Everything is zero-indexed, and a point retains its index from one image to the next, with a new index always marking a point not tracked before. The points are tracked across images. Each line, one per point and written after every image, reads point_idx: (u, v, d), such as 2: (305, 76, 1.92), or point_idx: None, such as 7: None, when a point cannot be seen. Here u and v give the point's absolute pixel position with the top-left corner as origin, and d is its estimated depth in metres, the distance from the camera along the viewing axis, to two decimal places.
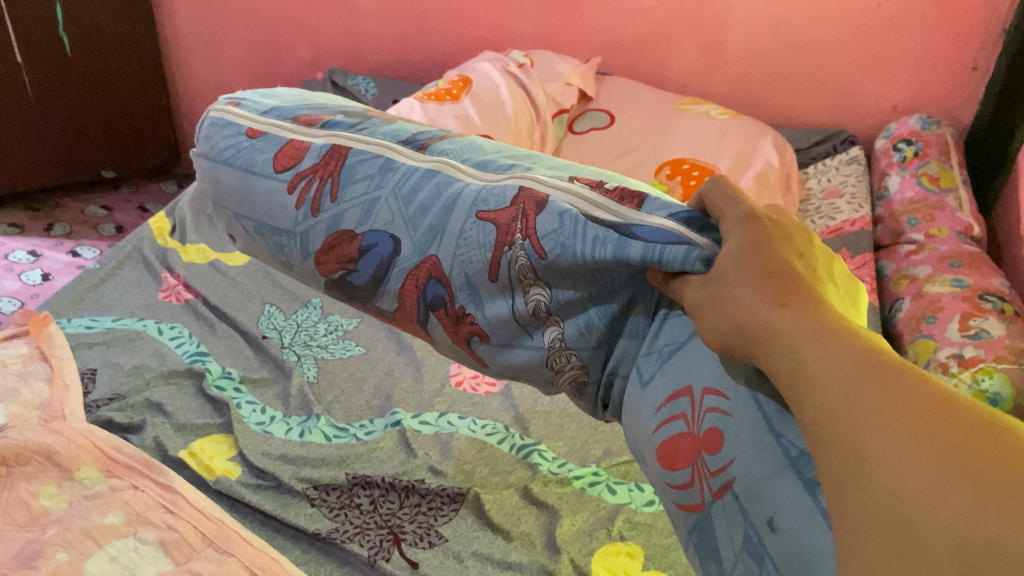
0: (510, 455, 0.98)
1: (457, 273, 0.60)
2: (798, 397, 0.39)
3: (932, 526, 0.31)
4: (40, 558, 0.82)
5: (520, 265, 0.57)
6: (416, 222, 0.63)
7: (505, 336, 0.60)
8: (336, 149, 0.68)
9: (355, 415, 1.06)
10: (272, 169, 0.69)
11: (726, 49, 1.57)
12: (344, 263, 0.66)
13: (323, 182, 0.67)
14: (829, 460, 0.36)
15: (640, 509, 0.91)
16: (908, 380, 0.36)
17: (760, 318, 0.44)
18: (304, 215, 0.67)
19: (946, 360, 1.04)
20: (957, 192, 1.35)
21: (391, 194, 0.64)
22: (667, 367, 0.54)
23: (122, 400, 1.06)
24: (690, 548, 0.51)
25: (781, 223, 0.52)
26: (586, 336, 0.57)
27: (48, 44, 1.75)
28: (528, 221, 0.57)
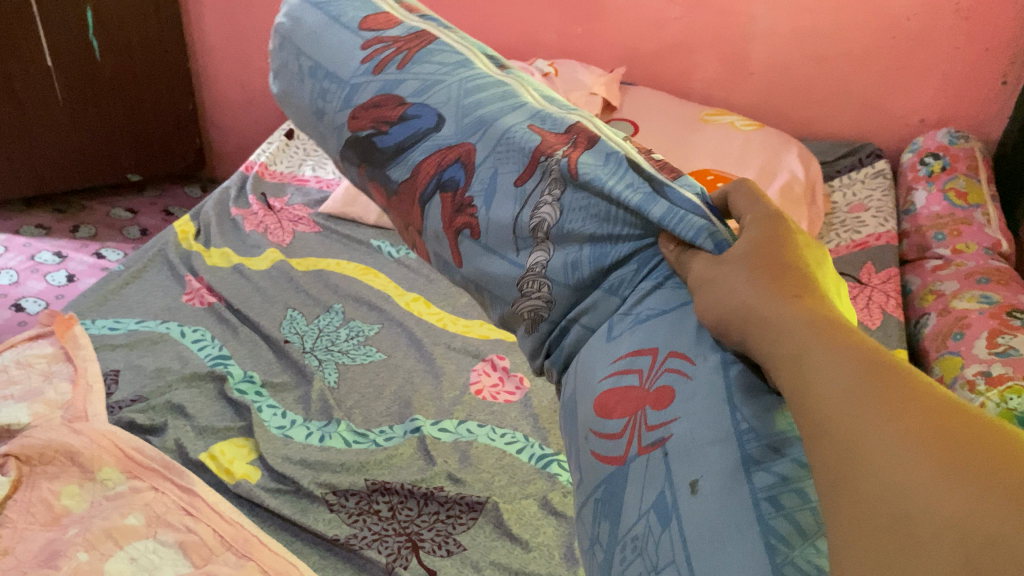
0: (529, 464, 0.98)
1: (487, 166, 0.58)
2: (794, 394, 0.38)
3: (933, 524, 0.29)
4: (60, 557, 0.82)
5: (551, 176, 0.56)
6: (468, 111, 0.60)
7: (494, 241, 0.58)
8: (423, 34, 0.65)
9: (374, 421, 1.06)
10: (357, 26, 0.67)
11: (751, 61, 1.56)
12: (379, 125, 0.63)
13: (397, 54, 0.64)
14: (825, 459, 0.35)
15: None
16: (912, 385, 0.35)
17: (770, 302, 0.43)
18: (363, 72, 0.64)
19: (972, 377, 1.02)
20: (985, 207, 1.33)
21: (458, 84, 0.62)
22: (639, 329, 0.52)
23: (144, 402, 1.07)
24: (588, 500, 0.48)
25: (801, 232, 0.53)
26: (567, 271, 0.56)
27: (78, 47, 1.77)
28: (576, 149, 0.57)
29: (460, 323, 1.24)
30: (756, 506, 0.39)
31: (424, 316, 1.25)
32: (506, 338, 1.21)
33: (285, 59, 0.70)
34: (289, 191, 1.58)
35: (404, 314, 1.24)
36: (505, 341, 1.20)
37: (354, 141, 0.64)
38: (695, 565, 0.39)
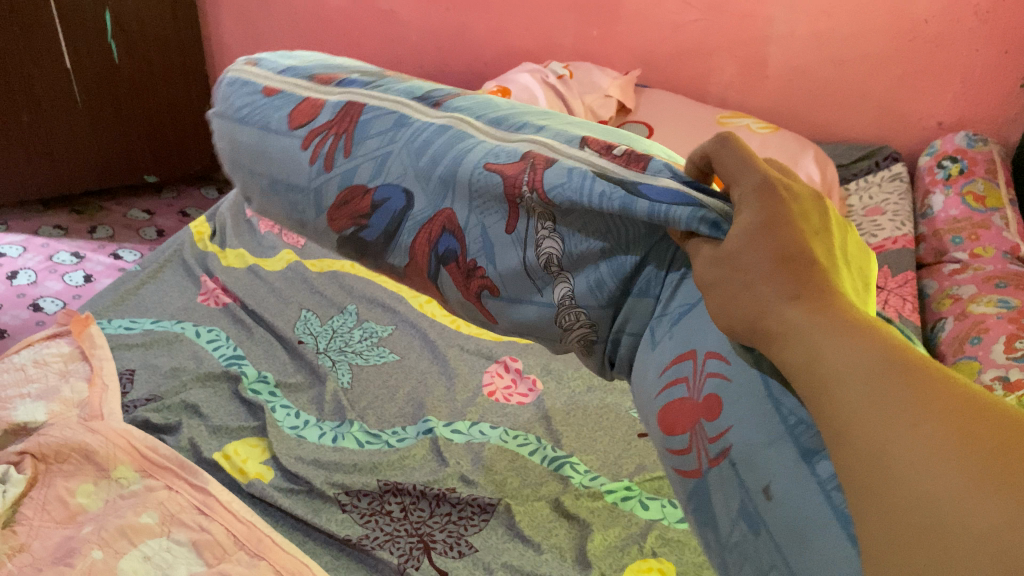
0: (541, 467, 0.98)
1: (474, 225, 0.57)
2: (810, 394, 0.35)
3: (970, 540, 0.26)
4: (76, 555, 0.83)
5: (537, 214, 0.54)
6: (428, 174, 0.59)
7: (514, 291, 0.56)
8: (351, 107, 0.65)
9: (387, 422, 1.06)
10: (288, 126, 0.67)
11: (768, 64, 1.56)
12: (356, 220, 0.62)
13: (335, 140, 0.64)
14: (849, 468, 0.32)
15: (673, 526, 0.90)
16: (938, 380, 0.31)
17: (770, 312, 0.39)
18: (317, 172, 0.64)
19: (990, 382, 1.02)
20: (1004, 211, 1.33)
21: (401, 150, 0.61)
22: (677, 331, 0.51)
23: (159, 401, 1.08)
24: (686, 513, 0.48)
25: (798, 190, 0.45)
26: (595, 293, 0.54)
27: (98, 50, 1.78)
28: (537, 175, 0.54)
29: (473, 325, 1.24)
30: (827, 495, 0.37)
31: (437, 317, 1.25)
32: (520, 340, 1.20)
33: (246, 180, 0.72)
34: None
35: (418, 315, 1.24)
36: (518, 343, 1.20)
37: (343, 240, 0.64)
38: (795, 566, 0.38)
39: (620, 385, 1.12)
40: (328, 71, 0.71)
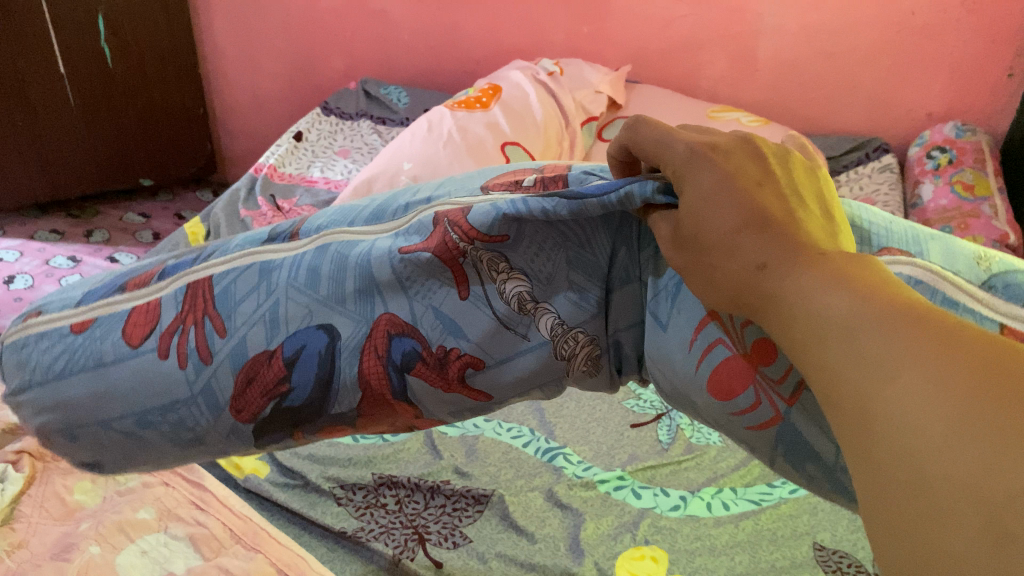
0: (535, 458, 0.99)
1: (422, 309, 0.48)
2: (798, 351, 0.34)
3: (953, 489, 0.25)
4: (74, 550, 0.84)
5: (488, 260, 0.48)
6: (338, 298, 0.49)
7: (500, 352, 0.48)
8: (197, 288, 0.52)
9: None
10: (130, 347, 0.51)
11: (758, 58, 1.57)
12: (274, 391, 0.49)
13: (198, 328, 0.51)
14: (838, 424, 0.30)
15: (665, 514, 0.91)
16: (919, 321, 0.30)
17: (751, 286, 0.37)
18: (196, 371, 0.50)
19: None
20: (992, 200, 1.35)
21: (290, 293, 0.50)
22: (683, 299, 0.45)
23: None
24: (777, 466, 0.43)
25: (727, 145, 0.42)
26: (582, 305, 0.48)
27: (93, 54, 1.79)
28: (461, 226, 0.48)
29: None
30: None
31: None
32: None
33: (92, 443, 0.53)
34: (297, 192, 1.53)
35: None
36: None
37: (265, 425, 0.50)
38: None
39: None
40: (134, 273, 0.56)
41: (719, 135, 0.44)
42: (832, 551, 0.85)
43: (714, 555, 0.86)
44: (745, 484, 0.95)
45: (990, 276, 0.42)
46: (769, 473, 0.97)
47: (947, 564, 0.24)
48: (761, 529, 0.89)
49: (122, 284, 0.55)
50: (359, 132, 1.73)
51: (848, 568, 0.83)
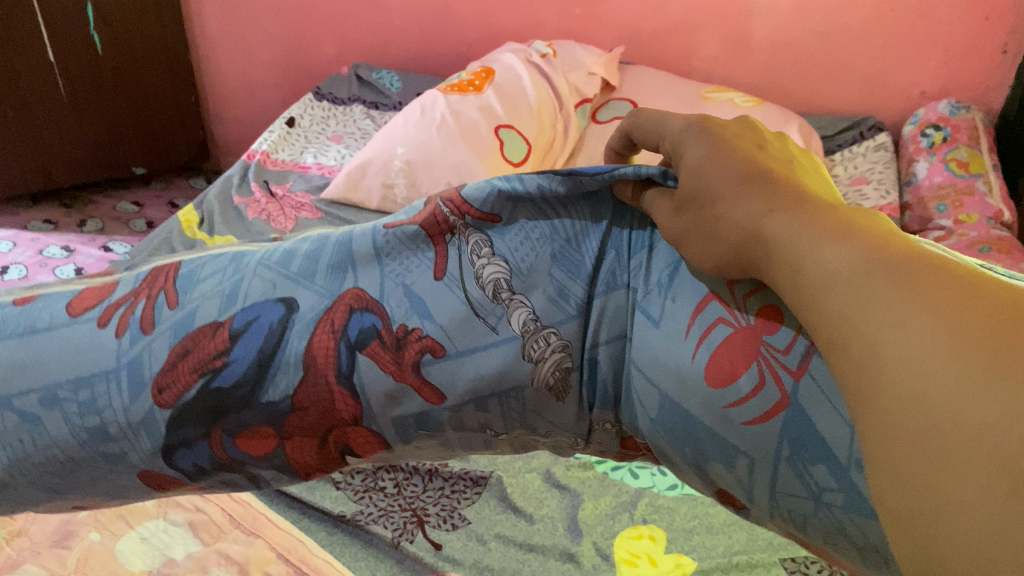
0: None
1: (391, 290, 0.51)
2: (801, 299, 0.37)
3: (966, 430, 0.29)
4: (73, 538, 0.85)
5: (474, 242, 0.52)
6: (308, 274, 0.52)
7: (464, 342, 0.50)
8: (158, 270, 0.54)
9: None
10: (68, 315, 0.52)
11: (751, 38, 1.56)
12: (207, 365, 0.50)
13: (148, 300, 0.52)
14: (848, 370, 0.34)
15: (663, 494, 0.91)
16: (923, 273, 0.33)
17: (750, 230, 0.41)
18: (131, 341, 0.51)
19: None
20: (986, 176, 1.36)
21: (257, 272, 0.52)
22: (677, 288, 0.47)
23: None
24: (780, 476, 0.42)
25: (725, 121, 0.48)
26: (562, 303, 0.50)
27: (82, 42, 1.77)
28: (459, 204, 0.52)
29: None
30: None
31: None
32: None
33: None
34: (291, 178, 1.53)
35: None
36: None
37: (185, 410, 0.50)
38: None
39: None
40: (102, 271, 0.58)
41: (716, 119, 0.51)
42: None
43: (712, 533, 0.86)
44: None
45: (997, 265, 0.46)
46: None
47: (961, 501, 0.28)
48: None
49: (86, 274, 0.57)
50: (352, 117, 1.72)
51: None
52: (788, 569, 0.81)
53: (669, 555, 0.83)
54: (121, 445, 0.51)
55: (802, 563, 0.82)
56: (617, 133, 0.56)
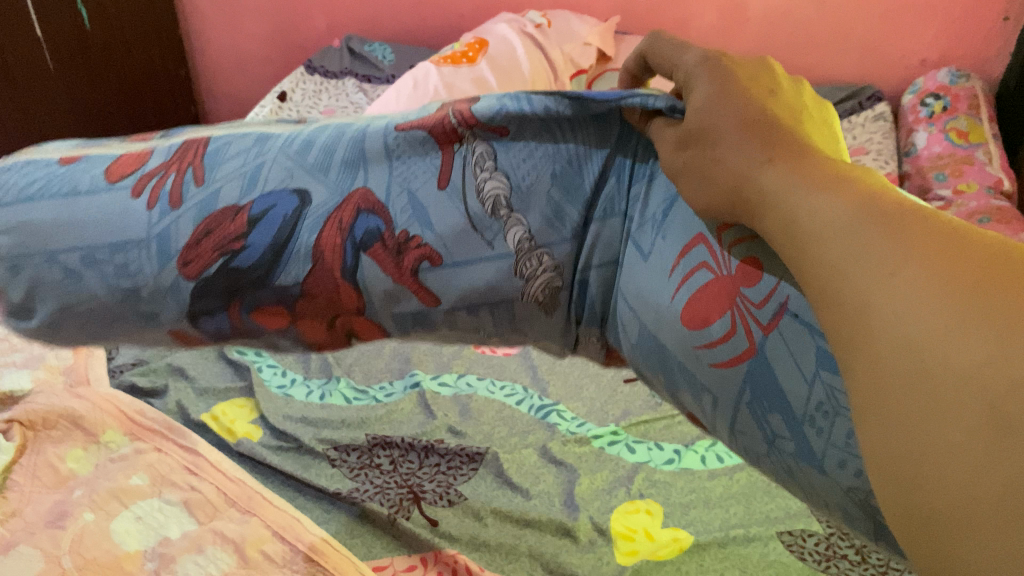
0: (528, 415, 0.99)
1: (398, 193, 0.51)
2: (793, 251, 0.35)
3: (957, 379, 0.26)
4: (67, 518, 0.84)
5: (476, 156, 0.50)
6: (325, 165, 0.51)
7: (462, 253, 0.50)
8: (191, 143, 0.54)
9: (375, 377, 1.06)
10: (105, 181, 0.52)
11: (749, 7, 1.53)
12: (227, 246, 0.50)
13: (179, 175, 0.52)
14: (836, 325, 0.31)
15: (660, 468, 0.91)
16: (914, 219, 0.31)
17: (747, 180, 0.38)
18: (160, 214, 0.51)
19: None
20: (986, 146, 1.34)
21: (279, 158, 0.52)
22: (668, 227, 0.47)
23: (146, 365, 1.08)
24: (740, 415, 0.42)
25: (739, 58, 0.46)
26: (557, 226, 0.50)
27: (68, 13, 1.71)
28: (466, 111, 0.51)
29: None
30: None
31: None
32: None
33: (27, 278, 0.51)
34: None
35: None
36: None
37: (207, 285, 0.50)
38: None
39: None
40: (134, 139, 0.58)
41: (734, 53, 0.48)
42: None
43: (709, 507, 0.86)
44: None
45: None
46: None
47: (954, 457, 0.26)
48: (755, 481, 0.89)
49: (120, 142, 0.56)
50: (343, 91, 1.69)
51: None
52: (785, 543, 0.81)
53: (665, 530, 0.83)
54: (151, 306, 0.51)
55: (799, 536, 0.82)
56: (634, 55, 0.53)
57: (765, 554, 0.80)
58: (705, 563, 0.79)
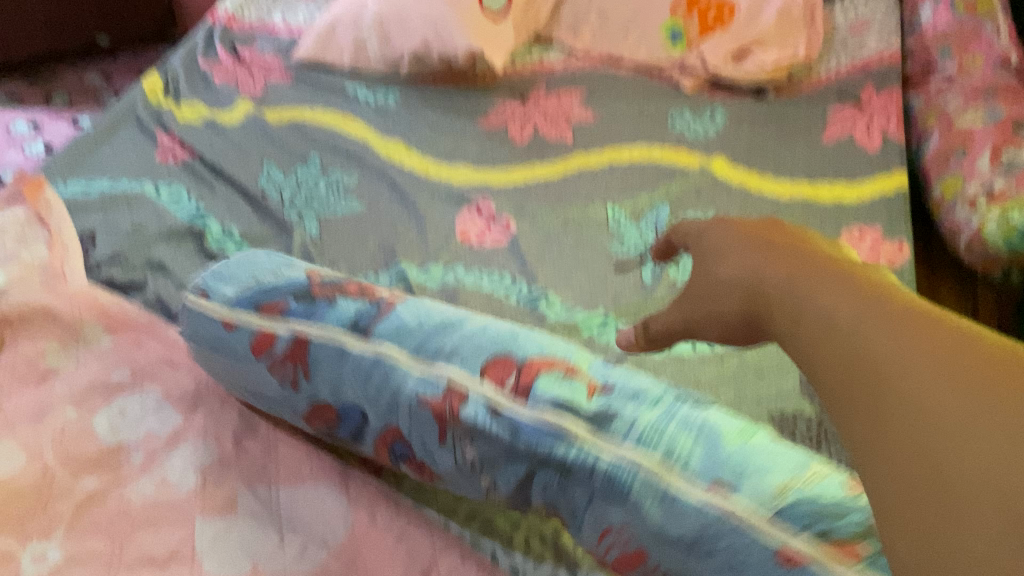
0: (517, 307, 0.96)
1: (415, 434, 0.68)
2: (844, 366, 0.44)
3: (968, 477, 0.36)
4: (49, 414, 0.83)
5: (465, 455, 0.65)
6: (376, 400, 0.70)
7: (451, 476, 0.69)
8: (298, 339, 0.73)
9: (359, 269, 1.02)
10: (254, 355, 0.75)
11: None
12: (327, 417, 0.74)
13: (296, 370, 0.73)
14: (873, 417, 0.41)
15: (650, 355, 0.90)
16: (955, 339, 0.41)
17: (817, 302, 0.50)
18: (293, 394, 0.74)
19: (974, 194, 1.05)
20: (994, 18, 1.27)
21: (350, 386, 0.71)
22: (597, 505, 0.60)
23: (125, 258, 1.02)
24: None
25: (822, 257, 0.57)
26: (514, 494, 0.65)
27: None
28: (456, 411, 0.65)
29: (444, 169, 1.18)
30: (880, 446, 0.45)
31: (405, 161, 1.19)
32: (491, 182, 1.16)
33: None
34: (258, 41, 1.44)
35: (388, 165, 1.17)
36: (490, 185, 1.16)
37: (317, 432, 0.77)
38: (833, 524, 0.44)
39: (594, 221, 1.10)
40: (267, 294, 0.77)
41: (805, 254, 0.58)
42: None
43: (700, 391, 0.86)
44: None
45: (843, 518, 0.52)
46: None
47: (962, 525, 0.35)
48: (746, 366, 0.89)
49: (256, 302, 0.76)
50: None
51: None
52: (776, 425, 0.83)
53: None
54: None
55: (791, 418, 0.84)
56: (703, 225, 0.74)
57: None
58: None
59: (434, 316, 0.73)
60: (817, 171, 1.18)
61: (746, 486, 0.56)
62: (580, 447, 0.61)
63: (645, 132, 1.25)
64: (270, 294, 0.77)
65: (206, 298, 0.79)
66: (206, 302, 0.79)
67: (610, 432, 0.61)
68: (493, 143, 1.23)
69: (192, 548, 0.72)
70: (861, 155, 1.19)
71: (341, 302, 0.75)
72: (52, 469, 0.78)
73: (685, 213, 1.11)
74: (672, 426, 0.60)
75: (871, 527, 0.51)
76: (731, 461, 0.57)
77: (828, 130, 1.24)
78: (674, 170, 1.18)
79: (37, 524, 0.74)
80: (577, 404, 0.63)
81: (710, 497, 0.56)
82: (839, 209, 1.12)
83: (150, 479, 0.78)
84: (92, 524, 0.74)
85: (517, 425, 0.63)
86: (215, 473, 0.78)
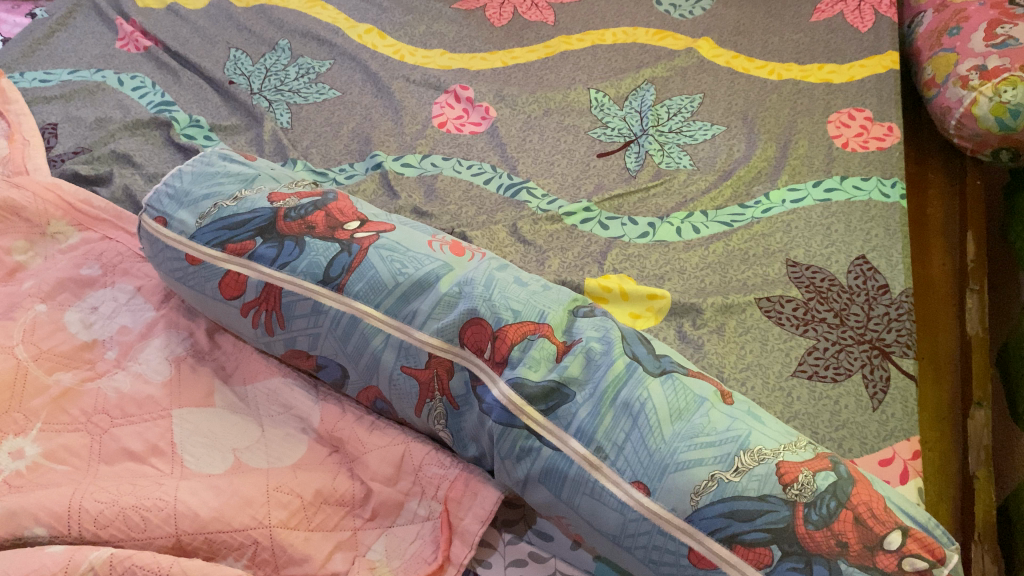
0: (498, 195, 0.94)
1: (391, 395, 0.69)
2: None
3: None
4: (18, 310, 0.79)
5: (437, 412, 0.67)
6: (356, 359, 0.69)
7: (420, 424, 0.70)
8: (270, 288, 0.70)
9: (333, 160, 0.99)
10: (222, 295, 0.72)
11: None
12: (300, 361, 0.74)
13: (270, 314, 0.71)
14: None
15: (634, 242, 0.89)
16: None
17: None
18: (265, 336, 0.73)
19: (966, 73, 1.03)
20: None
21: (329, 339, 0.69)
22: (530, 488, 0.63)
23: (88, 154, 0.97)
24: None
25: (834, 538, 0.53)
26: (474, 453, 0.68)
27: None
28: (444, 384, 0.66)
29: (419, 55, 1.14)
30: None
31: (379, 49, 1.14)
32: (469, 68, 1.12)
33: None
34: None
35: (357, 47, 1.14)
36: (468, 71, 1.11)
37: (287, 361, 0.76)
38: None
39: (576, 107, 1.06)
40: (233, 229, 0.72)
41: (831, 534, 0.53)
42: (806, 267, 0.87)
43: (685, 278, 0.85)
44: (717, 207, 0.93)
45: (776, 536, 0.53)
46: (741, 194, 0.95)
47: None
48: (731, 250, 0.88)
49: (225, 242, 0.72)
50: None
51: (822, 284, 0.85)
52: (764, 309, 0.82)
53: (642, 288, 0.82)
54: None
55: (778, 303, 0.83)
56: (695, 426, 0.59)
57: (743, 320, 0.81)
58: (684, 327, 0.80)
59: (411, 266, 0.68)
60: (806, 54, 1.14)
61: (662, 491, 0.56)
62: (528, 433, 0.61)
63: (630, 16, 1.20)
64: (238, 230, 0.72)
65: (165, 225, 0.75)
66: (166, 231, 0.74)
67: (554, 417, 0.61)
68: (470, 28, 1.18)
69: (170, 441, 0.71)
70: (853, 38, 1.15)
71: (311, 242, 0.70)
72: (24, 364, 0.74)
73: (670, 97, 1.08)
74: (609, 414, 0.60)
75: (781, 531, 0.53)
76: (656, 460, 0.57)
77: (817, 11, 1.20)
78: (658, 54, 1.14)
79: (12, 420, 0.70)
80: (526, 377, 0.61)
81: (628, 495, 0.57)
82: (828, 90, 1.09)
83: (126, 373, 0.77)
84: (66, 421, 0.72)
85: (486, 406, 0.63)
86: (189, 365, 0.78)
